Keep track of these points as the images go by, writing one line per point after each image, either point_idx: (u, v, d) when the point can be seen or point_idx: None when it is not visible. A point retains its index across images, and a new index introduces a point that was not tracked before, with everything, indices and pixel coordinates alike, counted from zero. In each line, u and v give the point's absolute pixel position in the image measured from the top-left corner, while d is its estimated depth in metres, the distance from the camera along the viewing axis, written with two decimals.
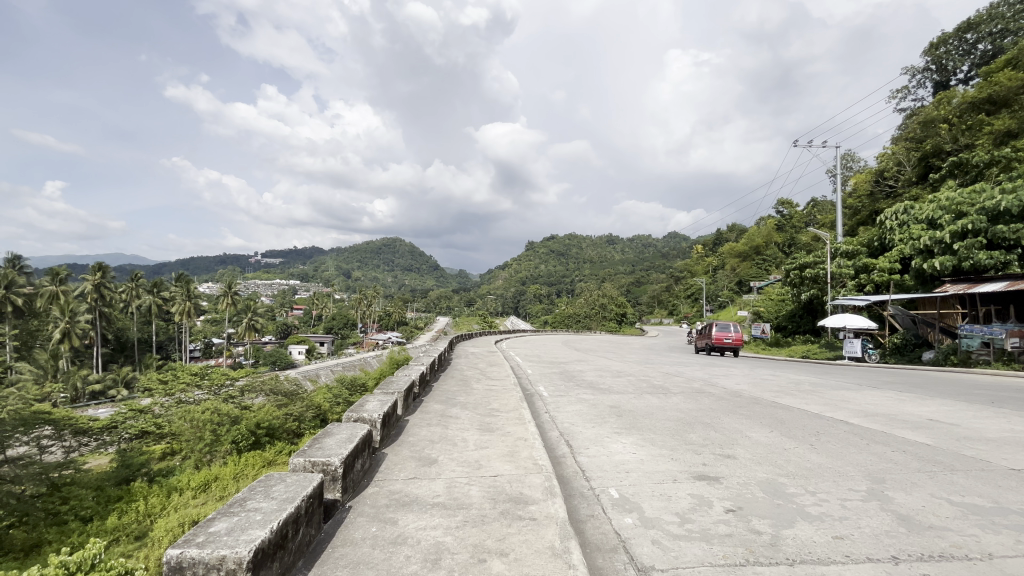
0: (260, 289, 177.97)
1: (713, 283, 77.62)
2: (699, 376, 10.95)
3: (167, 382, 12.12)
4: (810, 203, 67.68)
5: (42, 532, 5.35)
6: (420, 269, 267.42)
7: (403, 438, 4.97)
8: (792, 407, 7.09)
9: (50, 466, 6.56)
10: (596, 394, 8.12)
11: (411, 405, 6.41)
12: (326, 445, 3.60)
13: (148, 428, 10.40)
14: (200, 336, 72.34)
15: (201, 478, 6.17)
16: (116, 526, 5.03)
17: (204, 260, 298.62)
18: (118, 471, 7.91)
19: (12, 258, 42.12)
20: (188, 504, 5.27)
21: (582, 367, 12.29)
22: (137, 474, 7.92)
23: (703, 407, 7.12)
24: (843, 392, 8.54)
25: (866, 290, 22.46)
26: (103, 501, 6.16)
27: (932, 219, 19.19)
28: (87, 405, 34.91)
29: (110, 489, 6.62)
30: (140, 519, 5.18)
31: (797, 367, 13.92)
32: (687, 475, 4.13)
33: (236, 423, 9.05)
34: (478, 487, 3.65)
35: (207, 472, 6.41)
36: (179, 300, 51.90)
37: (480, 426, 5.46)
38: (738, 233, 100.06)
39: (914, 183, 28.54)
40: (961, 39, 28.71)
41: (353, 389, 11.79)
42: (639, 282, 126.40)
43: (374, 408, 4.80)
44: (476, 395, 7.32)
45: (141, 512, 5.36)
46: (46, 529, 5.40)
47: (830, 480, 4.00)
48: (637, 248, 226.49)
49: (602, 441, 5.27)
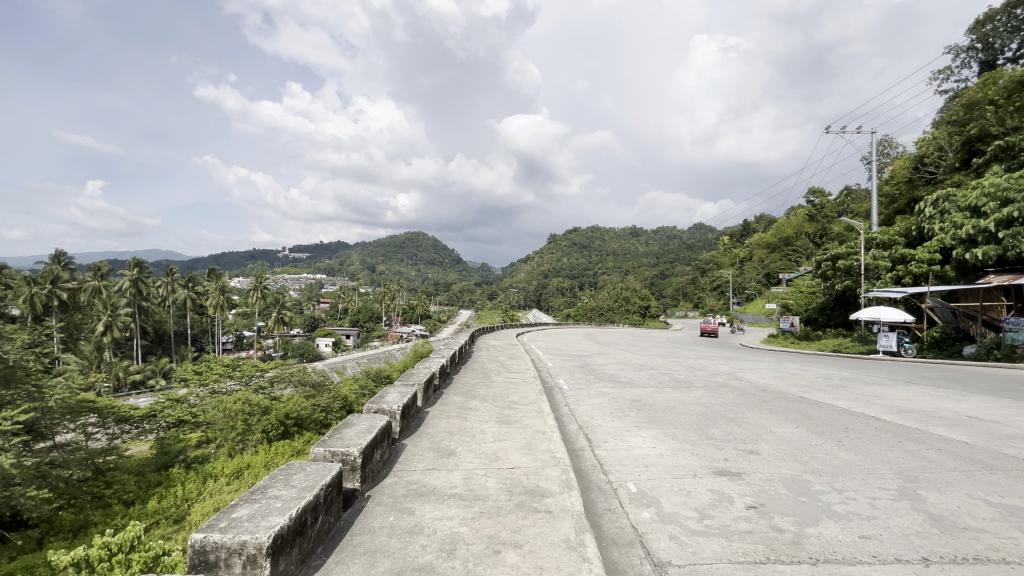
0: (288, 284, 182.55)
1: (741, 275, 75.98)
2: (724, 370, 10.73)
3: (201, 373, 12.60)
4: (843, 191, 65.24)
5: (88, 514, 5.66)
6: (443, 263, 269.97)
7: (423, 429, 5.03)
8: (820, 402, 6.89)
9: (94, 452, 6.92)
10: (617, 387, 8.03)
11: (432, 398, 6.49)
12: (346, 436, 3.67)
13: (184, 417, 10.83)
14: (232, 329, 74.83)
15: (235, 465, 6.43)
16: (156, 510, 5.33)
17: (236, 256, 308.96)
18: (157, 458, 8.30)
19: (57, 254, 44.34)
20: (222, 490, 5.53)
21: (604, 360, 12.20)
22: (175, 461, 8.31)
23: (726, 402, 6.98)
24: (876, 387, 8.23)
25: (904, 282, 21.58)
26: (144, 486, 6.51)
27: (975, 206, 18.34)
28: (128, 395, 36.73)
29: (149, 475, 6.94)
30: (178, 503, 5.50)
31: (828, 361, 13.51)
32: (708, 470, 4.06)
33: (266, 413, 9.35)
34: (495, 479, 3.66)
35: (239, 460, 6.66)
36: (212, 294, 53.75)
37: (500, 418, 5.48)
38: (767, 223, 97.39)
39: (956, 169, 27.20)
40: (1010, 14, 27.05)
41: (377, 380, 12.02)
42: (663, 275, 124.59)
43: (394, 400, 4.86)
44: (495, 388, 7.34)
45: (180, 497, 5.70)
46: (92, 511, 5.72)
47: (859, 479, 3.86)
48: (661, 239, 222.96)
49: (623, 435, 5.21)
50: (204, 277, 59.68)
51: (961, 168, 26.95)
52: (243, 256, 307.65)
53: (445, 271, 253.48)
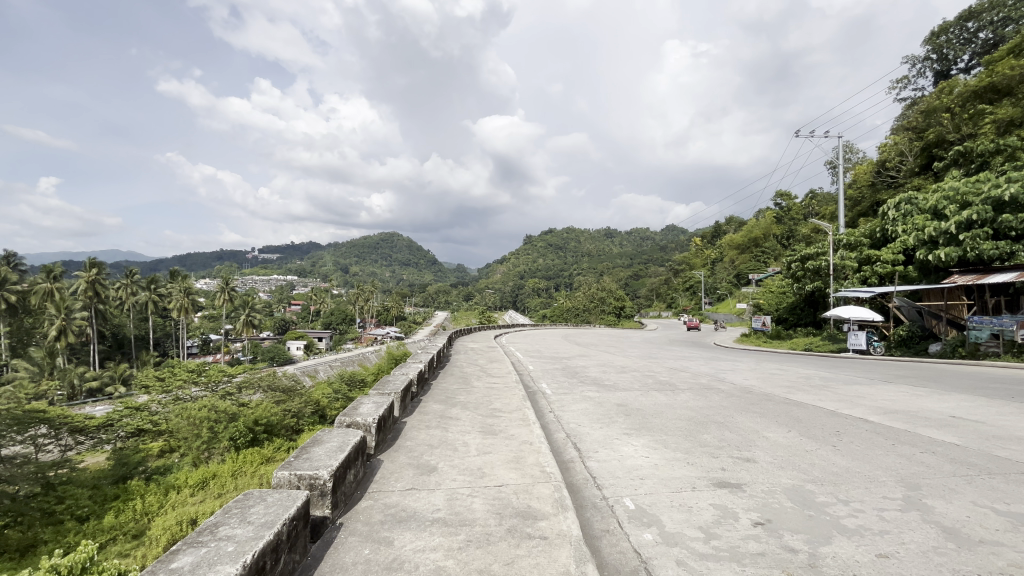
0: (257, 285, 176.95)
1: (712, 275, 77.71)
2: (705, 370, 10.66)
3: (164, 379, 11.93)
4: (809, 194, 67.61)
5: (37, 532, 5.41)
6: (418, 264, 267.38)
7: (400, 442, 4.64)
8: (807, 404, 6.80)
9: (46, 466, 6.64)
10: (602, 391, 7.80)
11: (409, 406, 6.10)
12: (313, 455, 3.28)
13: (144, 426, 10.14)
14: (198, 333, 72.10)
15: (199, 475, 6.12)
16: (113, 526, 5.08)
17: (201, 256, 298.50)
18: (116, 469, 7.68)
19: (6, 255, 41.86)
20: (185, 502, 5.29)
21: (585, 362, 12.02)
22: (135, 472, 7.70)
23: (714, 405, 6.82)
24: (856, 387, 8.25)
25: (870, 282, 22.27)
26: (100, 500, 6.15)
27: (936, 209, 19.02)
28: (84, 404, 34.73)
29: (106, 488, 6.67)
30: (137, 518, 5.23)
31: (804, 360, 13.66)
32: (706, 482, 3.83)
33: (235, 419, 8.79)
34: (482, 500, 3.34)
35: (204, 470, 6.35)
36: (176, 296, 51.58)
37: (483, 428, 5.15)
38: (737, 225, 100.04)
39: (916, 173, 28.29)
40: (962, 27, 28.32)
41: (352, 385, 11.52)
42: (637, 275, 126.68)
43: (369, 411, 4.47)
44: (477, 394, 6.99)
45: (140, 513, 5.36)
46: (42, 529, 5.47)
47: (862, 487, 3.71)
48: (635, 241, 226.41)
49: (613, 443, 4.96)
50: (168, 279, 57.30)
51: (920, 173, 28.09)
52: (209, 256, 297.05)
53: (421, 271, 250.83)
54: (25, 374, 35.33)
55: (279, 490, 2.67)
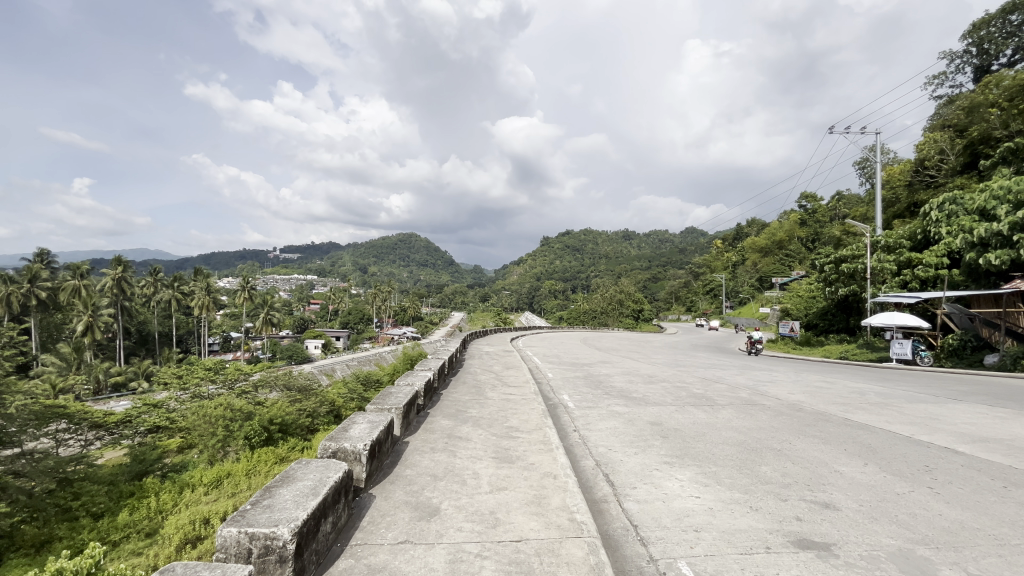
0: (278, 284, 179.54)
1: (734, 279, 75.76)
2: (743, 382, 9.67)
3: (182, 377, 11.54)
4: (835, 196, 65.36)
5: (53, 528, 5.21)
6: (435, 265, 268.92)
7: (398, 472, 3.89)
8: (874, 428, 5.81)
9: (64, 460, 6.39)
10: (631, 406, 6.94)
11: (414, 422, 5.34)
12: (276, 503, 2.53)
13: (161, 423, 9.69)
14: (219, 330, 73.13)
15: (214, 473, 6.00)
16: (127, 522, 4.97)
17: (226, 256, 306.04)
18: (132, 465, 7.21)
19: (39, 253, 43.27)
20: (198, 500, 5.15)
21: (608, 370, 11.13)
22: (152, 469, 7.22)
23: (764, 426, 5.92)
24: (922, 406, 7.19)
25: (911, 286, 20.84)
26: (116, 497, 5.95)
27: (984, 208, 17.57)
28: (108, 399, 35.00)
29: (123, 485, 6.43)
30: (151, 516, 5.12)
31: (848, 371, 12.50)
32: (783, 540, 2.98)
33: (250, 418, 8.28)
34: (493, 565, 2.54)
35: (220, 468, 6.22)
36: (199, 294, 52.18)
37: (496, 454, 4.35)
38: (759, 227, 97.42)
39: (958, 172, 26.55)
40: (1005, 20, 26.49)
41: (367, 385, 10.86)
42: (656, 278, 124.67)
43: (361, 435, 3.74)
44: (491, 408, 6.19)
45: (153, 512, 5.16)
46: (58, 524, 5.26)
47: (996, 556, 2.81)
48: (652, 243, 223.82)
49: (652, 476, 4.11)
50: (191, 278, 57.91)
51: (963, 172, 26.42)
52: (232, 255, 302.35)
53: (438, 272, 251.48)
54: (52, 369, 35.90)
55: (212, 567, 1.97)
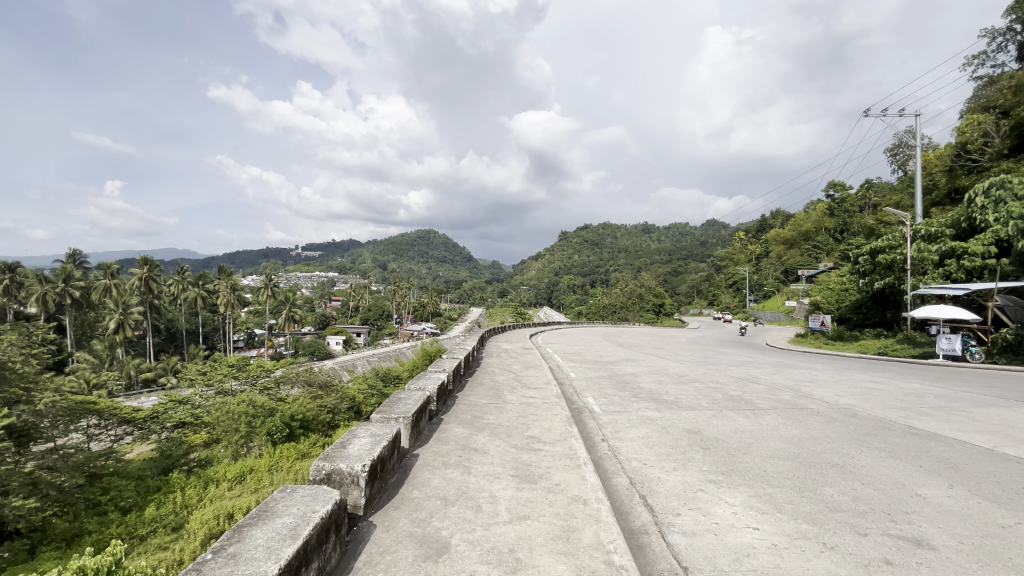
0: (301, 281, 182.66)
1: (758, 271, 73.72)
2: (782, 382, 8.94)
3: (206, 373, 11.33)
4: (865, 184, 62.91)
5: (84, 521, 4.89)
6: (453, 261, 270.00)
7: (404, 494, 3.39)
8: (948, 439, 5.07)
9: (93, 455, 6.08)
10: (664, 410, 6.32)
11: (426, 431, 4.86)
12: (245, 548, 2.06)
13: (186, 419, 9.48)
14: (244, 327, 74.70)
15: (237, 469, 5.66)
16: (153, 517, 4.70)
17: (251, 254, 313.55)
18: (159, 460, 6.91)
19: (72, 254, 44.53)
20: (223, 496, 4.84)
21: (634, 369, 10.49)
22: (178, 464, 6.90)
23: (817, 435, 5.26)
24: (995, 411, 6.38)
25: (955, 277, 19.55)
26: (144, 492, 5.58)
27: None
28: (138, 395, 35.75)
29: (151, 479, 6.09)
30: (178, 509, 4.84)
31: (894, 369, 11.56)
32: None
33: (272, 414, 7.98)
34: None
35: (243, 463, 5.88)
36: (224, 292, 52.91)
37: (516, 471, 3.81)
38: (784, 218, 94.51)
39: (1003, 156, 24.89)
40: None
41: (388, 381, 10.50)
42: (677, 271, 122.44)
43: (361, 452, 3.27)
44: (510, 414, 5.67)
45: (178, 507, 4.81)
46: (88, 518, 4.94)
47: None
48: (672, 237, 220.14)
49: (697, 499, 3.52)
50: (216, 276, 58.83)
51: (1009, 156, 24.71)
52: (256, 254, 310.89)
53: (457, 268, 252.12)
54: (85, 366, 36.96)
55: None
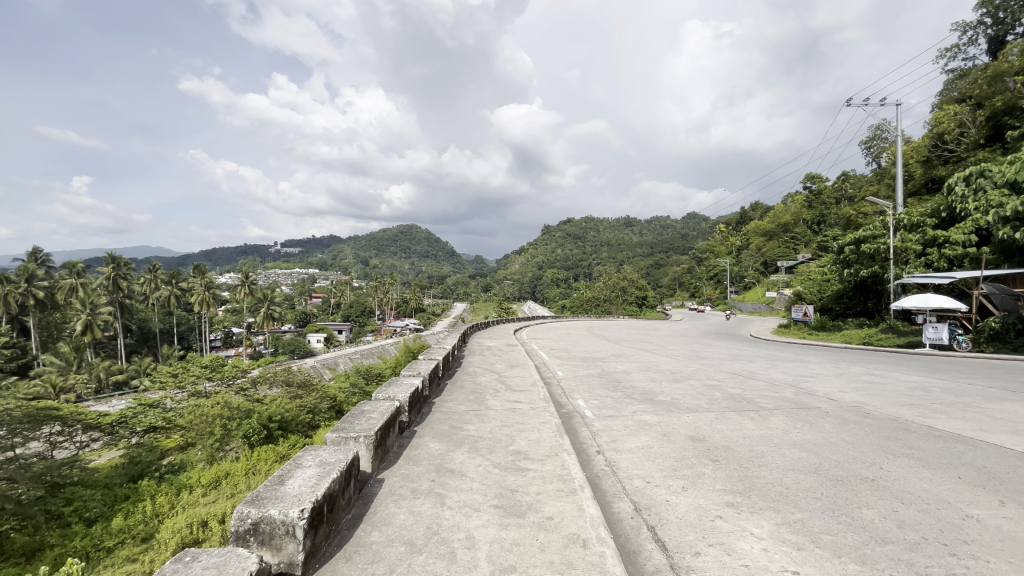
0: (281, 278, 178.95)
1: (738, 263, 74.41)
2: (780, 377, 8.45)
3: (175, 374, 10.38)
4: (841, 176, 63.80)
5: (46, 534, 4.10)
6: (435, 256, 267.46)
7: (361, 538, 2.72)
8: (975, 442, 4.58)
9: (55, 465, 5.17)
10: (662, 414, 5.75)
11: (394, 449, 4.16)
12: None
13: (157, 422, 8.50)
14: (220, 326, 72.29)
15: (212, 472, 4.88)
16: (119, 527, 3.91)
17: (229, 252, 306.50)
18: (128, 467, 6.07)
19: (34, 252, 42.34)
20: (200, 501, 4.11)
21: (624, 366, 9.93)
22: (150, 471, 6.06)
23: (833, 440, 4.72)
24: (1009, 407, 5.97)
25: (937, 266, 19.58)
26: (112, 501, 4.74)
27: (1011, 181, 15.99)
28: (106, 399, 33.93)
29: (121, 487, 5.23)
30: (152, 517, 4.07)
31: (888, 362, 11.22)
32: None
33: (250, 415, 7.18)
34: None
35: (217, 467, 5.09)
36: (198, 291, 50.86)
37: (500, 501, 3.16)
38: (764, 210, 95.46)
39: (979, 146, 25.01)
40: None
41: (369, 378, 9.74)
42: (659, 263, 123.10)
43: (300, 490, 2.58)
44: (492, 423, 5.01)
45: (150, 515, 3.99)
46: (51, 530, 4.15)
47: None
48: (654, 230, 221.70)
49: (718, 531, 2.94)
50: (190, 273, 56.62)
51: (985, 145, 24.74)
52: (234, 251, 304.26)
53: (440, 263, 249.92)
54: (50, 369, 35.21)
55: None
